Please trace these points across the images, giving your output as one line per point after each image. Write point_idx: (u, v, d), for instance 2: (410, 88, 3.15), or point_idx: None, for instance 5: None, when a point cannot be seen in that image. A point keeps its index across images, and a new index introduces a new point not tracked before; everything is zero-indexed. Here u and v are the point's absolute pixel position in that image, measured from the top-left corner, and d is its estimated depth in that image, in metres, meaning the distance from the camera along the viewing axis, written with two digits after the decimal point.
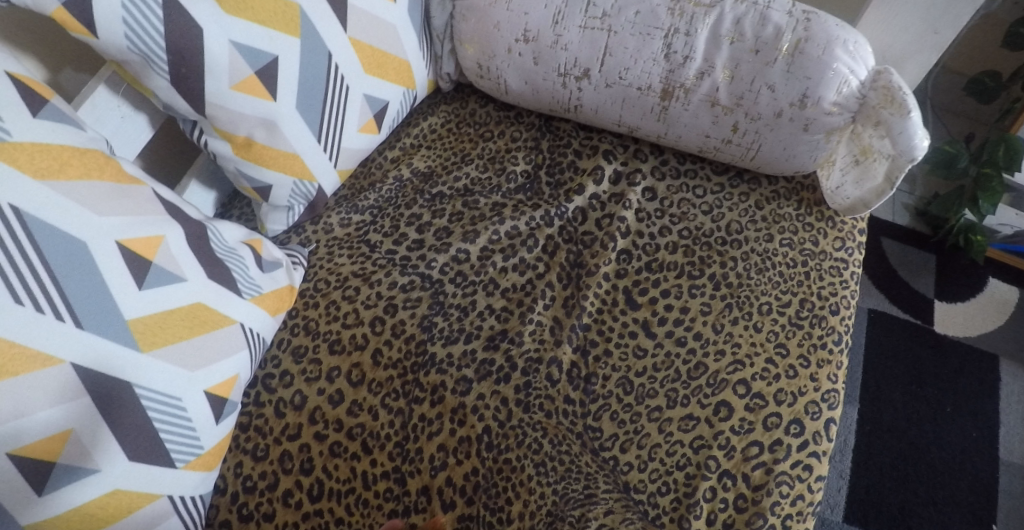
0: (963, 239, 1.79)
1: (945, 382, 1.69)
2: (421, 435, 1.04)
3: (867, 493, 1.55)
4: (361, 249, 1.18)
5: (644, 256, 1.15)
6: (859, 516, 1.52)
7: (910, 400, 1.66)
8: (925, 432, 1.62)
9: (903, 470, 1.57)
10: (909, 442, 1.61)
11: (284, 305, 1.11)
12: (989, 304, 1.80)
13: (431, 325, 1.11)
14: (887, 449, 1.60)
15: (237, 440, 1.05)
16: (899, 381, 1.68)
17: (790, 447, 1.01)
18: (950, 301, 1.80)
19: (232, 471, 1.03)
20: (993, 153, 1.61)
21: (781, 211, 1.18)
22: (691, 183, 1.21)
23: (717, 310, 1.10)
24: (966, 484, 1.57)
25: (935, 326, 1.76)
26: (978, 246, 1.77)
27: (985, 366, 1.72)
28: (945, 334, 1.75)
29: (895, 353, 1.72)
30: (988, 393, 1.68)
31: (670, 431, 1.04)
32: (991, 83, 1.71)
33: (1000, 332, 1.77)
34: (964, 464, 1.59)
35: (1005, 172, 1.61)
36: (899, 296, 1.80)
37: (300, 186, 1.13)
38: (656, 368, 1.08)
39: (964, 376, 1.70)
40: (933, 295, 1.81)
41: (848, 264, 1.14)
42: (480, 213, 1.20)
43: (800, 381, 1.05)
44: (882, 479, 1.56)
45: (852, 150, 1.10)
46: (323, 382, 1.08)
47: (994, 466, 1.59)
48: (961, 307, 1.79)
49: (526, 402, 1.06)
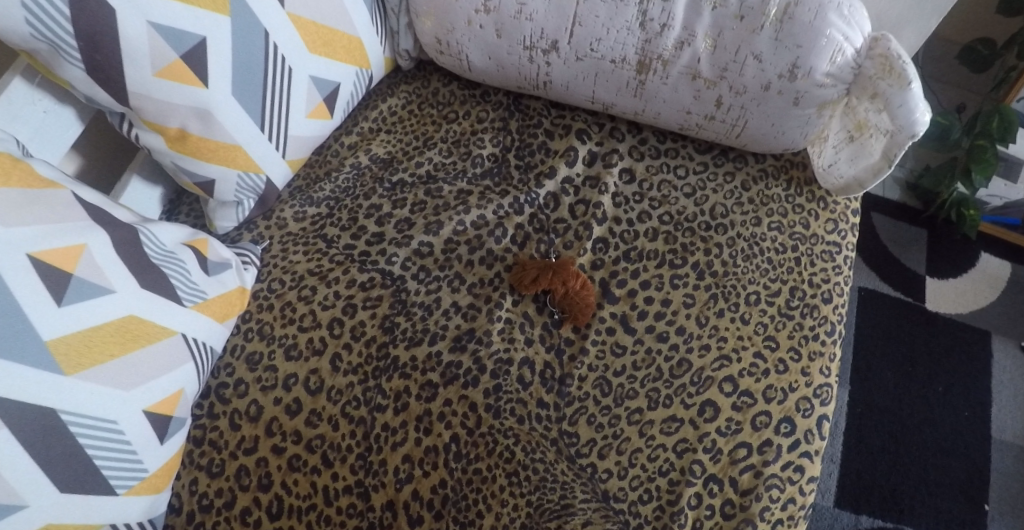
0: (956, 213, 1.71)
1: (937, 361, 1.62)
2: (384, 446, 0.97)
3: (857, 476, 1.48)
4: (318, 245, 1.10)
5: (621, 245, 1.06)
6: (850, 502, 1.46)
7: (903, 382, 1.59)
8: (916, 411, 1.55)
9: (896, 453, 1.51)
10: (902, 424, 1.54)
11: (233, 308, 1.03)
12: (981, 280, 1.73)
13: (393, 326, 1.03)
14: (879, 431, 1.53)
15: (191, 456, 0.98)
16: (892, 361, 1.61)
17: (780, 448, 0.93)
18: (941, 277, 1.72)
19: (187, 489, 0.97)
20: (986, 124, 1.53)
21: (770, 192, 1.10)
22: (672, 162, 1.12)
23: (702, 302, 1.02)
24: (958, 464, 1.51)
25: (928, 305, 1.69)
26: (971, 221, 1.68)
27: (978, 343, 1.65)
28: (938, 312, 1.68)
29: (887, 332, 1.65)
30: (981, 371, 1.61)
31: (651, 435, 0.95)
32: (984, 51, 1.64)
33: (993, 308, 1.70)
34: (958, 446, 1.52)
35: (999, 143, 1.53)
36: (892, 275, 1.72)
37: (246, 180, 1.05)
38: (637, 366, 0.99)
39: (958, 354, 1.63)
40: (926, 272, 1.73)
41: (841, 248, 1.07)
42: (444, 202, 1.10)
43: (790, 376, 0.97)
44: (874, 462, 1.50)
45: (846, 124, 1.01)
46: (280, 391, 1.01)
47: (985, 445, 1.53)
48: (952, 282, 1.72)
49: (497, 407, 0.97)
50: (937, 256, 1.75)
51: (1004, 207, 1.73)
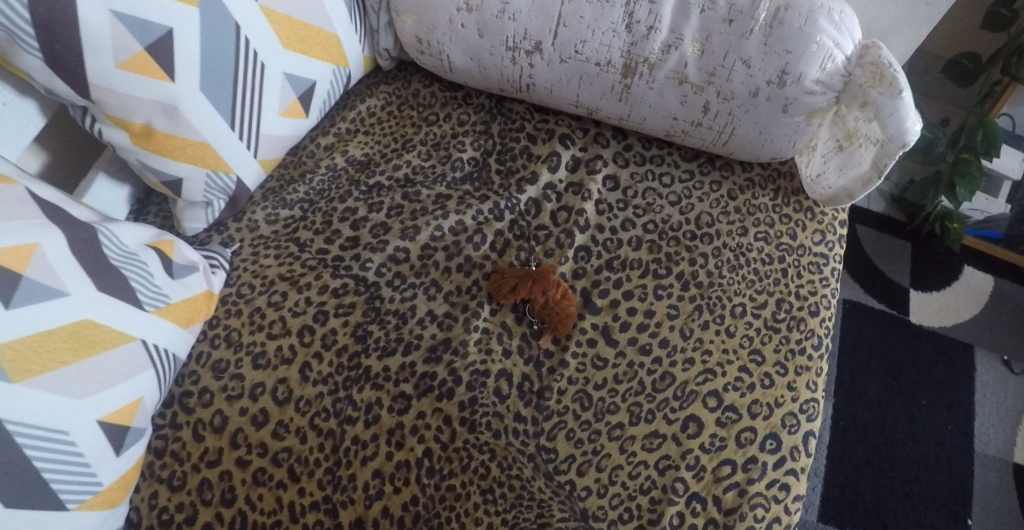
0: (940, 226, 1.70)
1: (920, 375, 1.60)
2: (354, 460, 0.93)
3: (841, 491, 1.46)
4: (290, 248, 1.06)
5: (604, 254, 1.03)
6: (834, 518, 1.43)
7: (888, 396, 1.56)
8: (900, 426, 1.53)
9: (880, 468, 1.48)
10: (885, 438, 1.52)
11: (199, 314, 0.98)
12: (963, 293, 1.72)
13: (365, 334, 0.99)
14: (863, 446, 1.50)
15: (151, 468, 0.94)
16: (876, 375, 1.59)
17: (765, 466, 0.90)
18: (925, 290, 1.71)
19: (146, 504, 0.92)
20: (971, 137, 1.52)
21: (757, 201, 1.07)
22: (657, 170, 1.09)
23: (686, 313, 0.99)
24: (941, 479, 1.48)
25: (912, 317, 1.67)
26: (955, 234, 1.67)
27: (962, 358, 1.63)
28: (922, 324, 1.67)
29: (871, 345, 1.62)
30: (963, 385, 1.59)
31: (632, 451, 0.92)
32: (969, 65, 1.61)
33: (976, 322, 1.68)
34: (942, 461, 1.50)
35: (984, 157, 1.52)
36: (876, 288, 1.71)
37: (215, 179, 1.01)
38: (618, 380, 0.96)
39: (943, 368, 1.61)
40: (909, 284, 1.71)
41: (828, 260, 1.04)
42: (422, 206, 1.06)
43: (776, 391, 0.94)
44: (858, 477, 1.47)
45: (836, 133, 0.99)
46: (246, 401, 0.96)
47: (968, 460, 1.51)
48: (936, 296, 1.70)
49: (472, 420, 0.94)
50: (921, 269, 1.74)
51: (986, 222, 1.72)
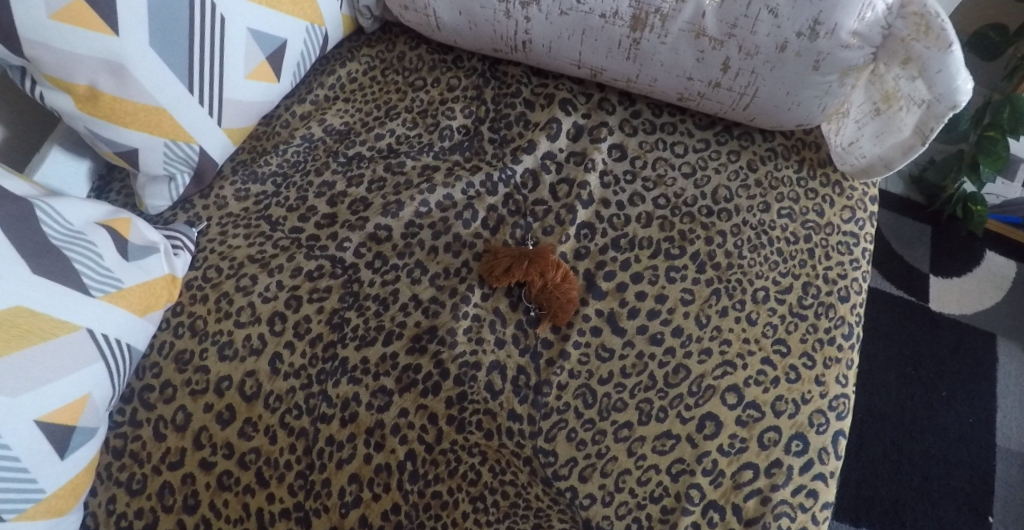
0: (961, 210, 1.46)
1: (940, 363, 1.40)
2: (328, 464, 0.83)
3: (856, 487, 1.29)
4: (261, 228, 0.96)
5: (609, 231, 0.92)
6: (847, 515, 1.26)
7: (906, 386, 1.38)
8: (919, 418, 1.35)
9: (899, 462, 1.30)
10: (904, 431, 1.34)
11: (158, 300, 0.89)
12: (985, 278, 1.50)
13: (342, 322, 0.89)
14: (880, 439, 1.33)
15: (109, 469, 0.85)
16: (893, 364, 1.40)
17: (791, 470, 0.80)
18: (945, 276, 1.50)
19: (103, 509, 0.84)
20: (996, 114, 1.30)
21: (779, 173, 0.96)
22: (668, 138, 0.98)
23: (702, 299, 0.88)
24: (962, 474, 1.30)
25: (932, 305, 1.47)
26: (979, 219, 1.42)
27: (982, 345, 1.43)
28: (943, 312, 1.46)
29: (888, 332, 1.43)
30: (985, 375, 1.39)
31: (642, 454, 0.81)
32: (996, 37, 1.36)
33: (999, 309, 1.47)
34: (963, 456, 1.32)
35: (1010, 136, 1.30)
36: (894, 273, 1.50)
37: (174, 149, 0.91)
38: (626, 373, 0.85)
39: (964, 357, 1.41)
40: (929, 270, 1.51)
41: (859, 240, 0.93)
42: (406, 179, 0.96)
43: (803, 386, 0.84)
44: (875, 471, 1.30)
45: (870, 95, 0.88)
46: (211, 396, 0.87)
47: (989, 455, 1.32)
48: (957, 282, 1.49)
49: (460, 419, 0.83)
50: (942, 252, 1.53)
51: (1002, 206, 1.49)
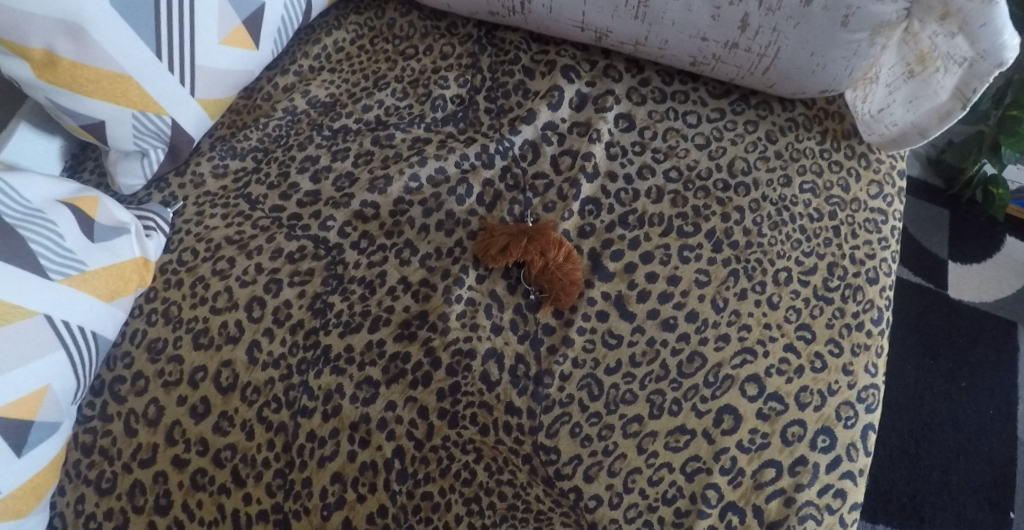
0: (982, 192, 1.34)
1: (959, 353, 1.28)
2: (309, 462, 0.76)
3: (873, 482, 1.17)
4: (239, 206, 0.89)
5: (616, 207, 0.85)
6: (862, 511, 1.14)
7: (924, 375, 1.25)
8: (937, 410, 1.23)
9: (916, 455, 1.19)
10: (921, 423, 1.21)
11: (128, 285, 0.82)
12: (1006, 264, 1.37)
13: (325, 307, 0.81)
14: (896, 432, 1.21)
15: (77, 467, 0.79)
16: (909, 351, 1.28)
17: (817, 468, 0.72)
18: (965, 262, 1.36)
19: (71, 509, 0.77)
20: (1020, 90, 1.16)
21: (801, 145, 0.89)
22: (680, 107, 0.90)
23: (719, 280, 0.80)
24: (981, 468, 1.18)
25: (952, 292, 1.34)
26: (999, 202, 1.31)
27: (1001, 334, 1.30)
28: (963, 300, 1.33)
29: (905, 319, 1.31)
30: (1006, 367, 1.27)
31: (653, 451, 0.73)
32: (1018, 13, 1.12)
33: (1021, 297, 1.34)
34: (983, 449, 1.20)
35: None
36: (909, 259, 1.37)
37: (143, 121, 0.84)
38: (636, 362, 0.77)
39: (984, 346, 1.28)
40: (948, 256, 1.37)
41: (887, 217, 0.86)
42: (395, 152, 0.88)
43: (829, 376, 0.76)
44: (892, 464, 1.18)
45: (904, 55, 0.81)
46: (185, 388, 0.80)
47: (1010, 448, 1.20)
48: (977, 268, 1.36)
49: (453, 413, 0.76)
50: (961, 237, 1.40)
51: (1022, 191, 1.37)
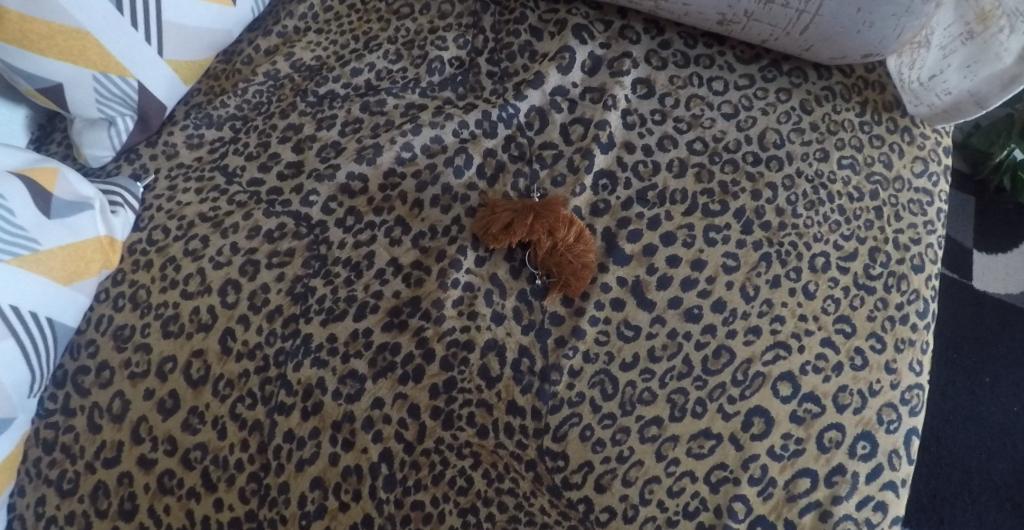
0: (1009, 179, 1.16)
1: (987, 343, 1.11)
2: (287, 465, 0.67)
3: None
4: (215, 180, 0.80)
5: (634, 182, 0.76)
6: None
7: (945, 368, 1.09)
8: (959, 405, 1.07)
9: (936, 454, 1.04)
10: (941, 418, 1.06)
11: (91, 266, 0.73)
12: None
13: (306, 292, 0.73)
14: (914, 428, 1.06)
15: (37, 465, 0.71)
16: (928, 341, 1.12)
17: (856, 478, 0.64)
18: (992, 250, 1.18)
19: (30, 513, 0.70)
20: None
21: (839, 116, 0.79)
22: (705, 73, 0.81)
23: (749, 265, 0.71)
24: (1007, 472, 1.02)
25: (975, 283, 1.16)
26: None
27: None
28: (986, 292, 1.15)
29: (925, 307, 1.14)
30: None
31: (673, 458, 0.65)
32: None
33: None
34: (1009, 450, 1.04)
35: None
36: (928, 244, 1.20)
37: (105, 85, 0.76)
38: (655, 356, 0.69)
39: (1012, 340, 1.11)
40: (972, 243, 1.19)
41: (933, 199, 0.77)
42: (386, 120, 0.80)
43: (871, 375, 0.68)
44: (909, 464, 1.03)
45: (963, 13, 0.75)
46: (152, 381, 0.71)
47: None
48: (1005, 257, 1.18)
49: (448, 412, 0.67)
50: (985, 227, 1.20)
51: None
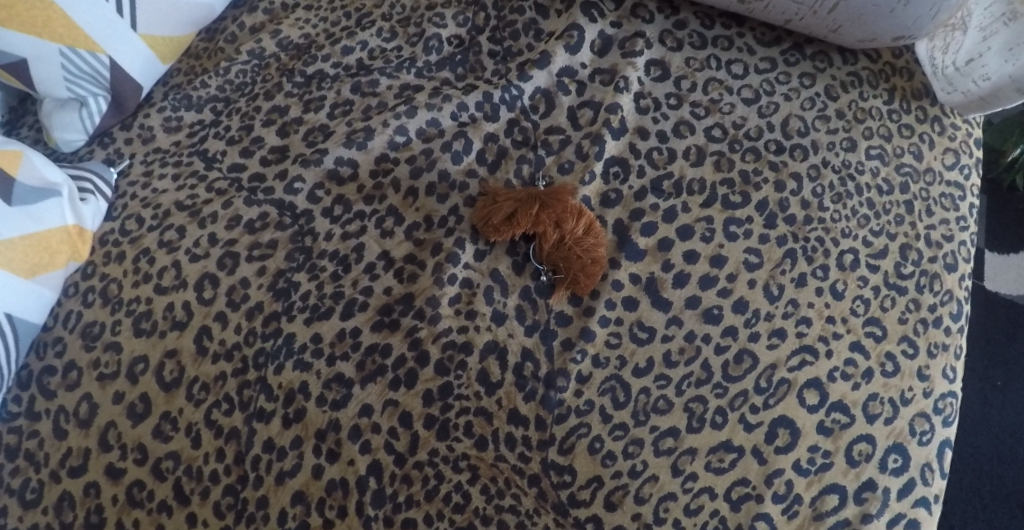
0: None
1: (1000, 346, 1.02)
2: (266, 477, 0.62)
3: None
4: (193, 165, 0.74)
5: (647, 170, 0.70)
6: None
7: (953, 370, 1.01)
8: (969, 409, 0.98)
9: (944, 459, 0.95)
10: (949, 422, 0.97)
11: (56, 258, 0.67)
12: None
13: (289, 287, 0.67)
14: None
15: None
16: None
17: (887, 494, 0.58)
18: (1004, 251, 1.09)
19: None
20: None
21: (866, 104, 0.74)
22: (723, 55, 0.75)
23: (773, 262, 0.66)
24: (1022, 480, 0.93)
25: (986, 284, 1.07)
26: None
27: None
28: (998, 294, 1.06)
29: None
30: None
31: (691, 473, 0.59)
32: None
33: None
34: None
35: None
36: None
37: (73, 59, 0.71)
38: (671, 361, 0.63)
39: None
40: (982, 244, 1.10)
41: (965, 193, 0.72)
42: (379, 102, 0.74)
43: (902, 382, 0.62)
44: None
45: None
46: (123, 383, 0.65)
47: None
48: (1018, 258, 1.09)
49: (443, 421, 0.62)
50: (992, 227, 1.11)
51: None
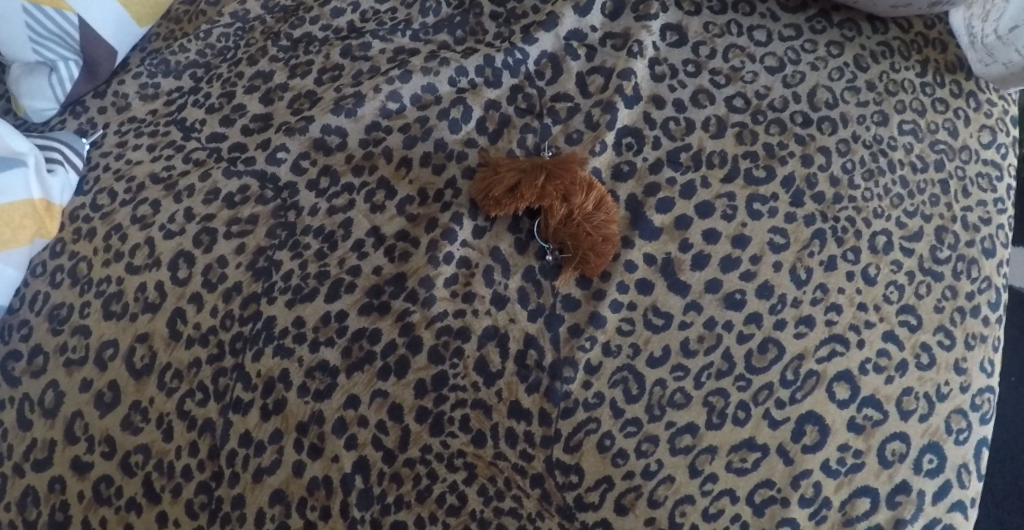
0: None
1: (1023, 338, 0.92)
2: (243, 475, 0.56)
3: None
4: (170, 134, 0.68)
5: (663, 142, 0.64)
6: None
7: None
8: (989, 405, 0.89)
9: None
10: None
11: (20, 234, 0.62)
12: None
13: (271, 266, 0.61)
14: None
15: None
16: None
17: (922, 498, 0.53)
18: None
19: None
20: None
21: (899, 75, 0.68)
22: (744, 20, 0.69)
23: (800, 244, 0.60)
24: None
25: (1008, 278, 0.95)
26: None
27: None
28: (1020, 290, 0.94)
29: None
30: None
31: (710, 474, 0.54)
32: None
33: None
34: None
35: None
36: None
37: (38, 18, 0.66)
38: (687, 350, 0.58)
39: None
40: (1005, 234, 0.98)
41: (1003, 173, 0.66)
42: (371, 66, 0.68)
43: (938, 376, 0.57)
44: None
45: None
46: (91, 370, 0.60)
47: None
48: None
49: (437, 415, 0.56)
50: None
51: None
